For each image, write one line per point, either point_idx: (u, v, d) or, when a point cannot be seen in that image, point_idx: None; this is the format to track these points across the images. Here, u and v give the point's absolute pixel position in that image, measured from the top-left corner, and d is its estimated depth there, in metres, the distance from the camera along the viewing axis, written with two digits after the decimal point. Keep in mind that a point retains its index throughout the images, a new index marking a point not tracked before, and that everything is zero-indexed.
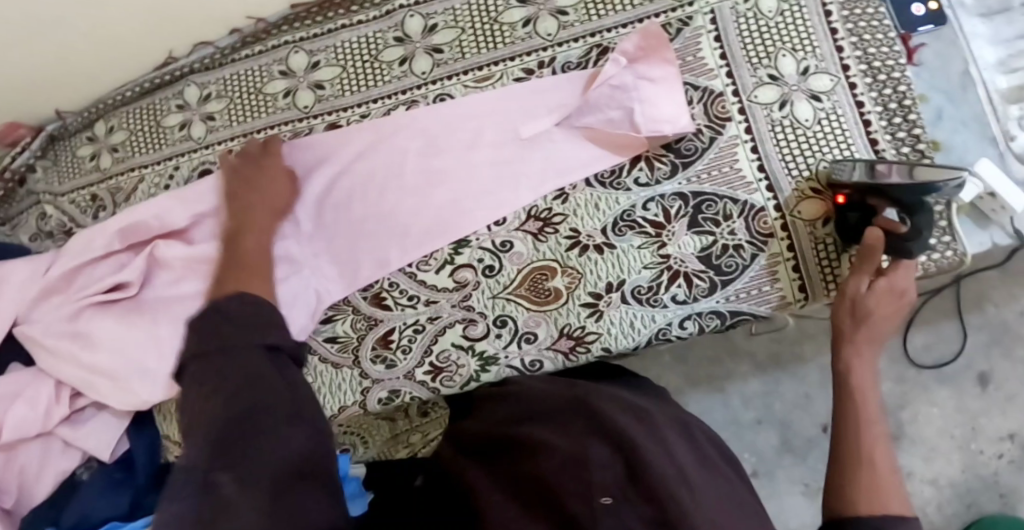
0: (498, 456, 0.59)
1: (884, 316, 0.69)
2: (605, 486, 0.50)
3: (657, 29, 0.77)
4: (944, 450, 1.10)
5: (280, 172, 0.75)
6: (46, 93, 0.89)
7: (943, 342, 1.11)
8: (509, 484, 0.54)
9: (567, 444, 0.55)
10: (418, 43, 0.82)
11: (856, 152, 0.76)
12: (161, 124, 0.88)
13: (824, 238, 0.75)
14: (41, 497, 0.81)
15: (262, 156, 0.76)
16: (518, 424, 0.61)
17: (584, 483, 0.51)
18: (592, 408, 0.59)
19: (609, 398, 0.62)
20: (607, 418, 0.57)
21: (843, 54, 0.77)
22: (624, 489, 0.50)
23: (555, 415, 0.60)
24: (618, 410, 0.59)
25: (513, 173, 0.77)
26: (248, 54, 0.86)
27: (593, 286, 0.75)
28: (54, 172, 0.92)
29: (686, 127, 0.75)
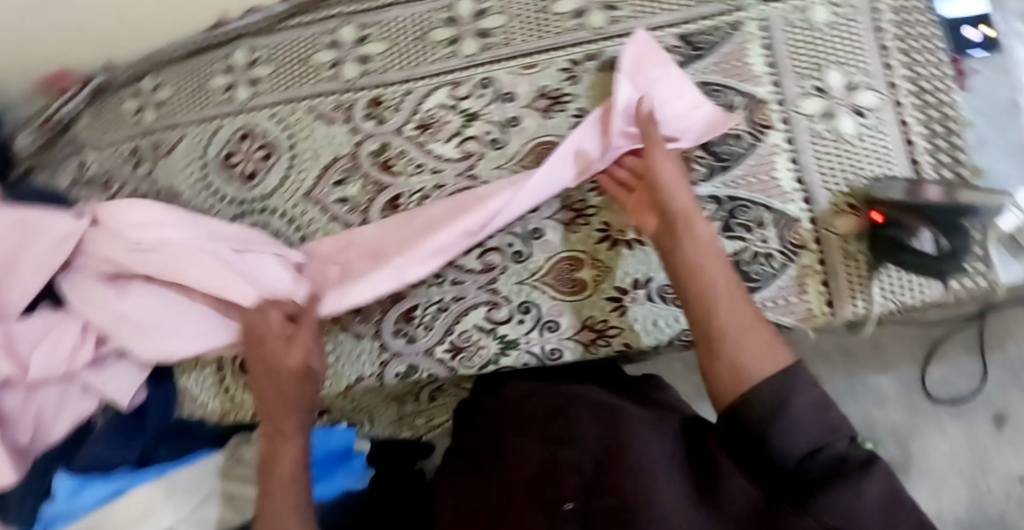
0: (488, 464, 0.66)
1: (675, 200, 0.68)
2: (571, 490, 0.57)
3: (646, 39, 0.75)
4: (950, 485, 1.09)
5: (291, 372, 0.74)
6: (95, 44, 0.90)
7: (961, 377, 1.10)
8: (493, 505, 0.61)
9: (541, 455, 0.61)
10: (467, 25, 0.82)
11: (896, 171, 0.76)
12: (206, 85, 0.89)
13: (856, 255, 0.74)
14: (57, 438, 0.85)
15: (280, 337, 0.75)
16: (508, 434, 0.67)
17: (553, 491, 0.58)
18: (570, 416, 0.64)
19: (590, 403, 0.66)
20: (580, 431, 0.62)
21: (892, 73, 0.77)
22: (590, 494, 0.56)
23: (538, 421, 0.66)
24: (594, 417, 0.63)
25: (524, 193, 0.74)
26: (298, 22, 0.86)
27: (620, 281, 0.75)
28: (97, 122, 0.93)
29: (713, 111, 0.74)
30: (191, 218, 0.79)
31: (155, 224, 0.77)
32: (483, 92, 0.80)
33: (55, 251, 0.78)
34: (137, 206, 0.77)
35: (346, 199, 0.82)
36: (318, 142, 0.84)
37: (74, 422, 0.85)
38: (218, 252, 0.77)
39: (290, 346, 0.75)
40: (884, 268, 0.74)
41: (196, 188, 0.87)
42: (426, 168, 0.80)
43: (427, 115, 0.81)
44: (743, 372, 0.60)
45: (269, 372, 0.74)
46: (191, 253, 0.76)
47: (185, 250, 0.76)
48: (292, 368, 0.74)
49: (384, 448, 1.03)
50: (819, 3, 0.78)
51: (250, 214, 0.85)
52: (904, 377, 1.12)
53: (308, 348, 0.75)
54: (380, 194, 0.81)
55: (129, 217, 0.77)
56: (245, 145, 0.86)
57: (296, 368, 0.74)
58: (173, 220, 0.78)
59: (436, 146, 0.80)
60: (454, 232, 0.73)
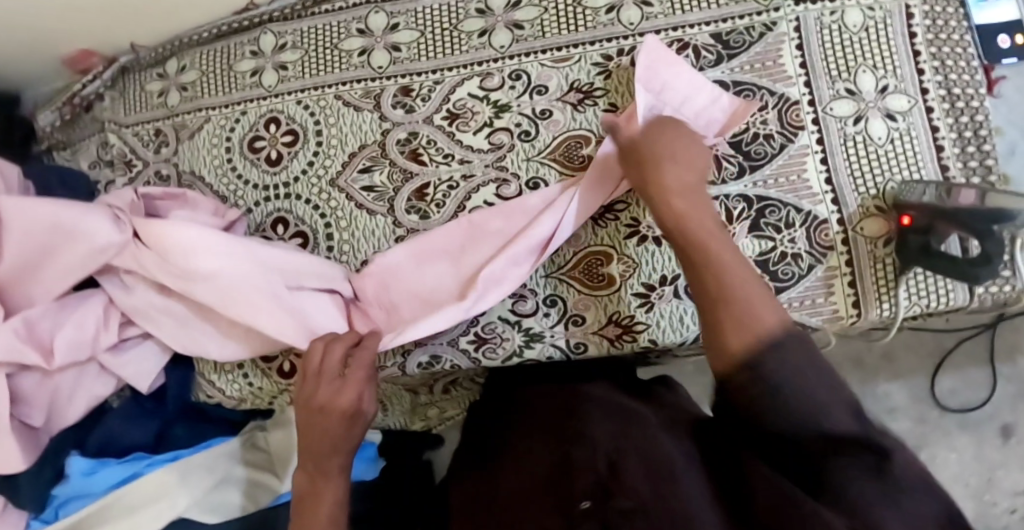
0: (493, 465, 0.70)
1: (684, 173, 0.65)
2: (586, 492, 0.55)
3: (653, 46, 0.76)
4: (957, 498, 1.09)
5: (342, 409, 0.66)
6: (124, 24, 0.89)
7: (970, 387, 1.10)
8: (506, 504, 0.62)
9: (552, 457, 0.62)
10: (499, 17, 0.82)
11: (926, 175, 0.76)
12: (233, 68, 0.88)
13: (884, 258, 0.74)
14: (72, 419, 0.82)
15: (337, 376, 0.67)
16: (515, 436, 0.72)
17: (570, 492, 0.56)
18: (582, 417, 0.65)
19: (600, 406, 0.68)
20: (588, 428, 0.63)
21: (923, 78, 0.77)
22: (607, 492, 0.53)
23: (549, 423, 0.68)
24: (610, 424, 0.63)
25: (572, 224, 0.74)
26: (330, 8, 0.86)
27: (647, 277, 0.75)
28: (121, 103, 0.93)
29: (733, 100, 0.76)
30: (245, 246, 0.73)
31: (207, 251, 0.72)
32: (514, 84, 0.80)
33: (88, 259, 0.74)
34: (188, 230, 0.73)
35: (372, 187, 0.81)
36: (345, 128, 0.83)
37: (89, 404, 0.83)
38: (275, 290, 0.73)
39: (341, 385, 0.67)
40: (912, 272, 0.74)
41: (218, 172, 0.87)
42: (454, 157, 0.80)
43: (458, 105, 0.80)
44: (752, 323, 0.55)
45: (314, 414, 0.67)
46: (247, 291, 0.72)
47: (241, 285, 0.72)
48: (340, 408, 0.66)
49: (398, 439, 1.06)
50: (852, 6, 0.78)
51: (273, 200, 0.84)
52: (913, 386, 1.12)
53: (361, 389, 0.67)
54: (407, 183, 0.80)
55: (180, 244, 0.72)
56: (270, 131, 0.86)
57: (343, 413, 0.66)
58: (227, 248, 0.73)
59: (465, 136, 0.80)
60: (505, 263, 0.72)
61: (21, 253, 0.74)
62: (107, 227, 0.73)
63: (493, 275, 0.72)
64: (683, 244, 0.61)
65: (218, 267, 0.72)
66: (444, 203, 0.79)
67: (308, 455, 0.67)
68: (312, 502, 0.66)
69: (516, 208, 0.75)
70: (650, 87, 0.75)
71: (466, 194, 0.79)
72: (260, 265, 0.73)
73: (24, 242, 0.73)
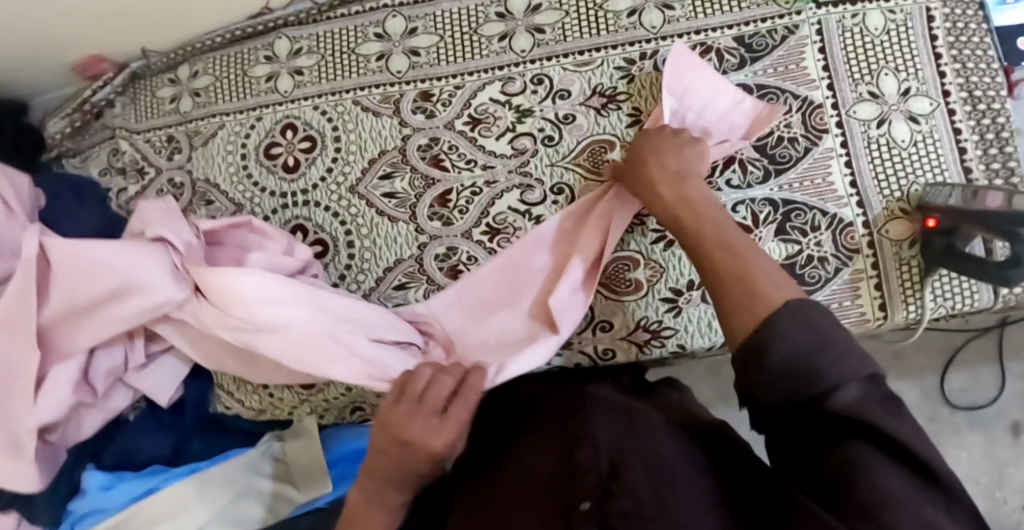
0: (491, 462, 0.67)
1: (682, 172, 0.66)
2: (588, 492, 0.53)
3: (681, 54, 0.76)
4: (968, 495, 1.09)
5: (428, 450, 0.60)
6: (135, 30, 0.88)
7: (979, 386, 1.11)
8: (502, 499, 0.59)
9: (553, 455, 0.60)
10: (520, 20, 0.81)
11: (949, 177, 0.76)
12: (247, 74, 0.87)
13: (909, 260, 0.75)
14: (87, 433, 0.81)
15: (435, 418, 0.61)
16: (515, 435, 0.68)
17: (570, 492, 0.54)
18: (583, 413, 0.63)
19: (606, 405, 0.64)
20: (592, 431, 0.59)
21: (945, 81, 0.77)
22: (608, 493, 0.52)
23: (553, 418, 0.65)
24: (614, 421, 0.61)
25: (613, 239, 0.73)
26: (346, 13, 0.85)
27: (674, 282, 0.74)
28: (131, 109, 0.91)
29: (757, 105, 0.76)
30: (312, 293, 0.70)
31: (273, 299, 0.68)
32: (536, 88, 0.79)
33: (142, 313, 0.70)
34: (249, 277, 0.68)
35: (393, 194, 0.80)
36: (364, 134, 0.82)
37: (103, 418, 0.81)
38: (346, 336, 0.70)
39: (436, 426, 0.60)
40: (937, 274, 0.74)
41: (234, 180, 0.85)
42: (477, 163, 0.79)
43: (479, 110, 0.80)
44: (758, 292, 0.55)
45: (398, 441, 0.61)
46: (319, 340, 0.69)
47: (311, 335, 0.69)
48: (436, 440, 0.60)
49: None
50: (873, 9, 0.79)
51: (290, 208, 0.83)
52: (923, 385, 1.12)
53: (456, 436, 0.61)
54: (429, 189, 0.79)
55: (237, 294, 0.68)
56: (287, 137, 0.84)
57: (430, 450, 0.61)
58: (288, 296, 0.69)
59: (488, 142, 0.79)
60: (565, 291, 0.71)
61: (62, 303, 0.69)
62: (169, 284, 0.69)
63: (560, 306, 0.71)
64: (695, 255, 0.62)
65: (287, 317, 0.68)
66: (467, 210, 0.78)
67: (374, 474, 0.63)
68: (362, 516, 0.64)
69: (557, 237, 0.75)
70: (676, 91, 0.75)
71: (490, 200, 0.78)
72: (328, 313, 0.71)
73: (72, 290, 0.69)
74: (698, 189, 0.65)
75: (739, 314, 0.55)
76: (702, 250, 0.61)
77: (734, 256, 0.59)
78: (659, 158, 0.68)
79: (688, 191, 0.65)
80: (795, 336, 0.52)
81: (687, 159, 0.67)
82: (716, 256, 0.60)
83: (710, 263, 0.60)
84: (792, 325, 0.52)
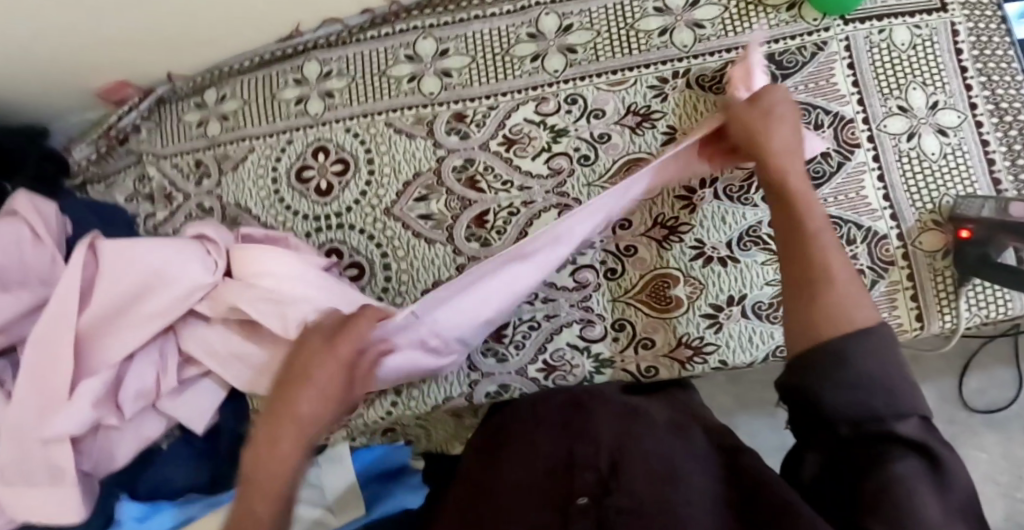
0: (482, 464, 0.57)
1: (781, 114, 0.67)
2: (586, 486, 0.48)
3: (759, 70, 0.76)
4: (989, 497, 1.07)
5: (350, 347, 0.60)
6: (163, 56, 0.87)
7: (998, 386, 1.08)
8: (493, 496, 0.51)
9: (557, 449, 0.53)
10: (552, 41, 0.82)
11: (979, 189, 0.77)
12: (276, 97, 0.87)
13: (943, 271, 0.76)
14: (121, 462, 0.77)
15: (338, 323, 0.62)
16: (508, 435, 0.59)
17: (565, 490, 0.48)
18: (584, 410, 0.57)
19: (613, 409, 0.58)
20: (597, 430, 0.54)
21: (971, 93, 0.79)
22: (605, 490, 0.47)
23: (553, 414, 0.58)
24: (615, 416, 0.56)
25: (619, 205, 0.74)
26: (376, 36, 0.85)
27: (714, 298, 0.75)
28: (157, 133, 0.91)
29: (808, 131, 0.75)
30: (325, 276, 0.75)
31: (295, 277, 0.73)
32: (570, 108, 0.80)
33: (176, 303, 0.73)
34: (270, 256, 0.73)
35: (429, 216, 0.80)
36: (397, 157, 0.82)
37: (139, 445, 0.78)
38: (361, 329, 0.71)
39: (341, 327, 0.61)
40: (971, 283, 0.75)
41: (266, 204, 0.85)
42: (513, 184, 0.79)
43: (514, 131, 0.80)
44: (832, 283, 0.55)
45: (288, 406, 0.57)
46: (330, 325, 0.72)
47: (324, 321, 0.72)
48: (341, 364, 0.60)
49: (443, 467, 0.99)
50: (899, 25, 0.80)
51: (324, 231, 0.83)
52: (943, 388, 1.09)
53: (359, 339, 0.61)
54: (466, 210, 0.80)
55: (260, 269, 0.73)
56: (319, 160, 0.84)
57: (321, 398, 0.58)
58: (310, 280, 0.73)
59: (524, 162, 0.79)
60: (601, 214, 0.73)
61: (101, 306, 0.72)
62: (197, 269, 0.73)
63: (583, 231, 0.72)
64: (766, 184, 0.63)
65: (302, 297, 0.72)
66: (505, 230, 0.78)
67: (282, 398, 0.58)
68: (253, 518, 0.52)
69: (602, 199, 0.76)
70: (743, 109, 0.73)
71: (528, 220, 0.78)
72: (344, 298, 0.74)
73: (112, 288, 0.72)
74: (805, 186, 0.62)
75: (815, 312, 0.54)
76: (797, 243, 0.59)
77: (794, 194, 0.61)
78: (757, 137, 0.64)
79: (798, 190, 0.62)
80: (874, 366, 0.50)
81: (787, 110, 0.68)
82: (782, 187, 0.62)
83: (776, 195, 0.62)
84: (870, 347, 0.51)
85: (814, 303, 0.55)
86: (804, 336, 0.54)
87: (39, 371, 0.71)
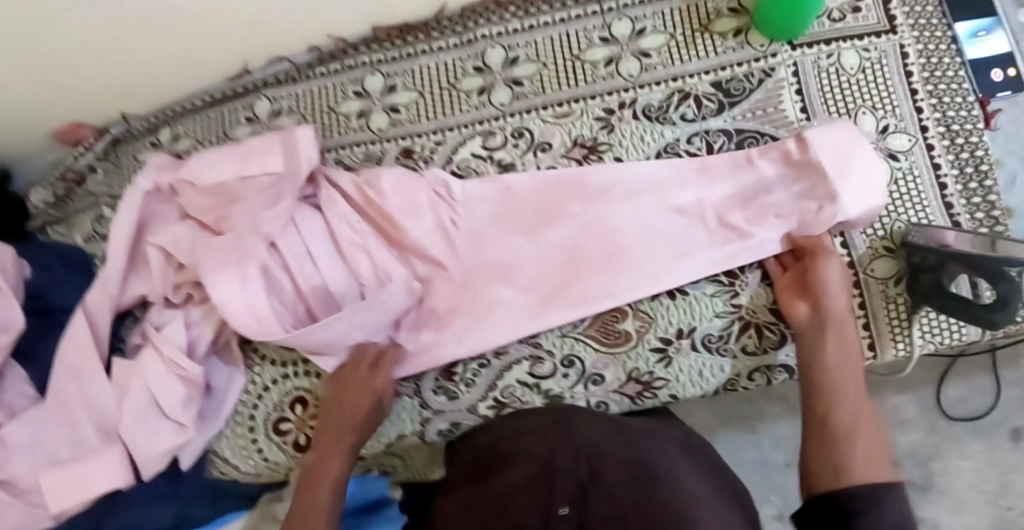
0: (483, 460, 0.61)
1: (832, 264, 0.70)
2: (564, 492, 0.51)
3: (843, 122, 0.74)
4: (973, 505, 1.00)
5: (357, 385, 0.72)
6: (116, 100, 0.87)
7: (979, 394, 1.01)
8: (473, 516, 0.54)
9: (535, 454, 0.56)
10: (498, 74, 0.82)
11: (930, 214, 0.76)
12: (228, 135, 0.86)
13: (895, 298, 0.75)
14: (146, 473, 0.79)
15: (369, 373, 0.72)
16: (502, 444, 0.60)
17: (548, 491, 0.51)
18: (567, 422, 0.59)
19: (589, 418, 0.61)
20: (586, 440, 0.56)
21: (922, 116, 0.78)
22: (583, 496, 0.51)
23: (533, 426, 0.61)
24: (599, 424, 0.60)
25: (641, 234, 0.74)
26: (324, 72, 0.85)
27: (663, 332, 0.75)
28: (115, 174, 0.91)
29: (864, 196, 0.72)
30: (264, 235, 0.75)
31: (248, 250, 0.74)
32: (517, 141, 0.80)
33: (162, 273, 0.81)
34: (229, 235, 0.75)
35: None
36: None
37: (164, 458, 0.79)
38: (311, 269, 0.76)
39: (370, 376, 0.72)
40: (924, 311, 0.74)
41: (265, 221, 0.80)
42: None
43: (462, 165, 0.80)
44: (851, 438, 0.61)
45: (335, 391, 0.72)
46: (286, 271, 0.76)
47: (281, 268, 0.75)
48: (373, 388, 0.72)
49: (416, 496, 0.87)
50: (847, 48, 0.79)
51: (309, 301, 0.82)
52: (922, 398, 1.02)
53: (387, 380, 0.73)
54: None
55: (222, 256, 0.74)
56: None
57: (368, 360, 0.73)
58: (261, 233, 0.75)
59: None
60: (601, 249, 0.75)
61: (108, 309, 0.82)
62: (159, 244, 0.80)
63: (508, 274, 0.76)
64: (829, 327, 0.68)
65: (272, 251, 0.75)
66: None
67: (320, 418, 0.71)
68: (318, 477, 0.67)
69: (586, 230, 0.75)
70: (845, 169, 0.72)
71: None
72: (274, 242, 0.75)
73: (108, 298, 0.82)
74: (857, 370, 0.66)
75: (829, 473, 0.60)
76: (824, 411, 0.64)
77: (840, 341, 0.67)
78: (827, 297, 0.69)
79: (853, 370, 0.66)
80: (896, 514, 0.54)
81: (839, 268, 0.71)
82: (837, 319, 0.68)
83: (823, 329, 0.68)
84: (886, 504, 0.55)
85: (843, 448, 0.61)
86: (832, 471, 0.60)
87: (68, 394, 0.81)
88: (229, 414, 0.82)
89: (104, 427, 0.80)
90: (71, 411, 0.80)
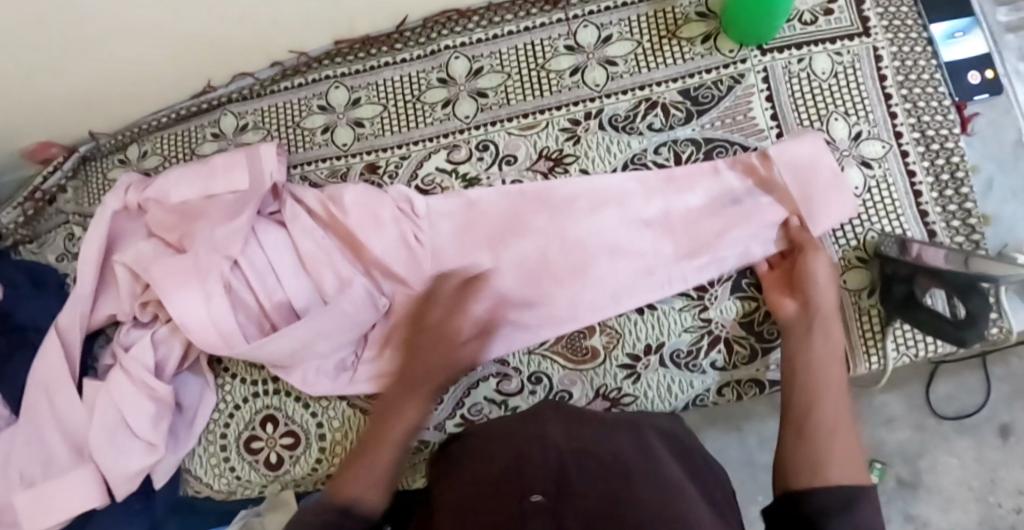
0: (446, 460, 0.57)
1: (818, 258, 0.69)
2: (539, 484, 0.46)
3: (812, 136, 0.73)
4: (961, 502, 0.98)
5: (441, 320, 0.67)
6: (82, 118, 0.87)
7: (967, 392, 0.99)
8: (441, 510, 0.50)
9: (506, 453, 0.51)
10: (462, 85, 0.80)
11: (904, 223, 0.74)
12: (195, 152, 0.85)
13: (869, 310, 0.73)
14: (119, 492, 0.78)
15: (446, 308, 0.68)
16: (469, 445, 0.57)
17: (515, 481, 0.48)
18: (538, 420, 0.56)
19: (561, 417, 0.57)
20: (555, 438, 0.53)
21: (896, 121, 0.75)
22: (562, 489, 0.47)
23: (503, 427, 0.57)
24: (569, 424, 0.56)
25: (603, 244, 0.73)
26: (288, 86, 0.84)
27: (631, 347, 0.74)
28: (85, 192, 0.91)
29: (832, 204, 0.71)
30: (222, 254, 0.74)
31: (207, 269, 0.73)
32: (482, 154, 0.78)
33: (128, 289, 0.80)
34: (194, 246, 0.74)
35: None
36: None
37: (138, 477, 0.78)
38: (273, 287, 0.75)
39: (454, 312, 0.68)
40: (897, 323, 0.73)
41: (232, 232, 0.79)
42: None
43: (426, 181, 0.79)
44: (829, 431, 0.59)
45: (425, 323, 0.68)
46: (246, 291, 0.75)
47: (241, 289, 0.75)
48: (449, 327, 0.67)
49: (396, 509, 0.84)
50: (819, 52, 0.77)
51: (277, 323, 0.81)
52: (910, 397, 1.00)
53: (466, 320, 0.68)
54: None
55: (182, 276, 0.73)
56: None
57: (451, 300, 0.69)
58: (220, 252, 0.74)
59: None
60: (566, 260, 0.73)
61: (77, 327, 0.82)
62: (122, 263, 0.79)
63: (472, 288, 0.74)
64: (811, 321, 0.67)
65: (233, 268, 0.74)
66: None
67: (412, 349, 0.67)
68: (389, 417, 0.62)
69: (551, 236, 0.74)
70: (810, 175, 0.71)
71: None
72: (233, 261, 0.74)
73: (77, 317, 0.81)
74: (840, 364, 0.64)
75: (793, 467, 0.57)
76: (808, 399, 0.62)
77: (823, 332, 0.66)
78: (812, 290, 0.68)
79: (824, 371, 0.64)
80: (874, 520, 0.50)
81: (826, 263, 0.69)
82: (821, 315, 0.67)
83: (807, 323, 0.67)
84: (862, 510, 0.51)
85: (824, 441, 0.57)
86: (811, 467, 0.56)
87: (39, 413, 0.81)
88: (199, 433, 0.82)
89: (77, 444, 0.80)
90: (41, 431, 0.80)
